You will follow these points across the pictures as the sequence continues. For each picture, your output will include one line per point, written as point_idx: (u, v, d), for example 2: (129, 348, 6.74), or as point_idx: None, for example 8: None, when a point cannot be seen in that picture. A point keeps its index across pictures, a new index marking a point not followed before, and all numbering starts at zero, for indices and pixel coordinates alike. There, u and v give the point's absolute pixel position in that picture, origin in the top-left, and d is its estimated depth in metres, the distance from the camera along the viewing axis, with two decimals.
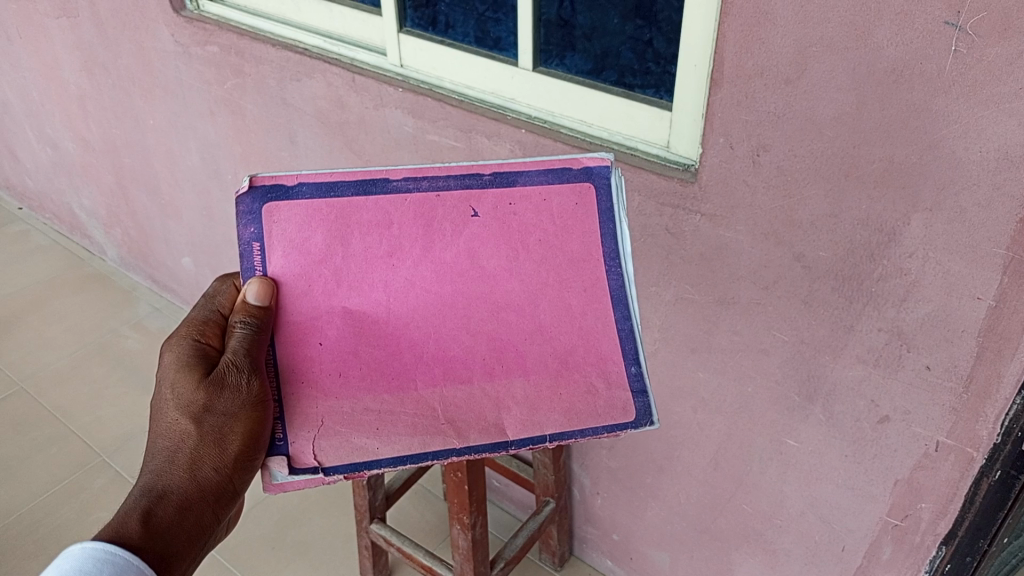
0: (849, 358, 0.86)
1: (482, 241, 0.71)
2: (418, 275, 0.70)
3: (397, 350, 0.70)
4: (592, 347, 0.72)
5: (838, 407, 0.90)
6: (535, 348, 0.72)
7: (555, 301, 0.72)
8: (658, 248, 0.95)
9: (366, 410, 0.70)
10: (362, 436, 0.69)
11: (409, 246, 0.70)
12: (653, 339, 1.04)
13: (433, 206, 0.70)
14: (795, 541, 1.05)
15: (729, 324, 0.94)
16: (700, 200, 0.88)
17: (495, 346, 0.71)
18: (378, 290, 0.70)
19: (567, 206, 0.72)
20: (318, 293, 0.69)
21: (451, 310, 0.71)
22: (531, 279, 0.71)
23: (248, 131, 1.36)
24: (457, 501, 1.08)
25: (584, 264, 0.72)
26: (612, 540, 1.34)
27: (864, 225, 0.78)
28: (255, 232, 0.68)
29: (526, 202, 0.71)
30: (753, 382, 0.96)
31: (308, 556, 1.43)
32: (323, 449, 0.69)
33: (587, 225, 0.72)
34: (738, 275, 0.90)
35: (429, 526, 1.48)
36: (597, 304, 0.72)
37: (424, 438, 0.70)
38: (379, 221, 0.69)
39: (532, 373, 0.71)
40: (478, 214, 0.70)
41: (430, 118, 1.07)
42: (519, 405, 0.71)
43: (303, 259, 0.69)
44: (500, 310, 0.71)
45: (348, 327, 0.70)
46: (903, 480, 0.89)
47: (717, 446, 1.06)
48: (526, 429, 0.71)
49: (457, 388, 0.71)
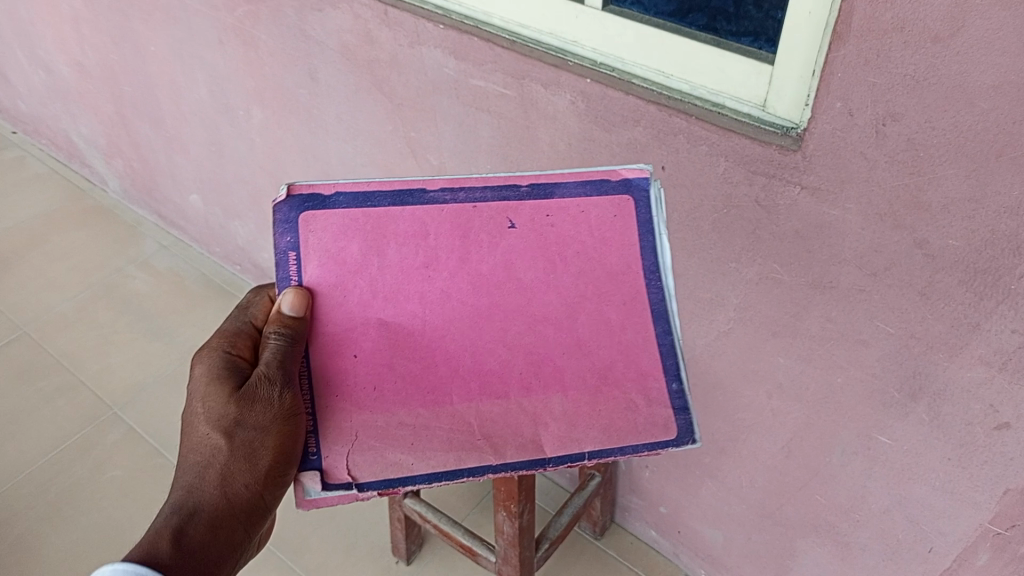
0: (969, 358, 0.75)
1: (520, 253, 0.68)
2: (454, 288, 0.68)
3: (432, 364, 0.68)
4: (631, 360, 0.70)
5: (946, 409, 0.80)
6: (574, 362, 0.69)
7: (593, 315, 0.69)
8: (744, 222, 0.83)
9: (401, 425, 0.67)
10: (397, 452, 0.67)
11: (444, 256, 0.68)
12: (726, 318, 0.92)
13: (470, 214, 0.68)
14: (873, 537, 0.97)
15: (821, 310, 0.83)
16: (803, 170, 0.75)
17: (533, 360, 0.69)
18: (414, 304, 0.67)
19: (606, 217, 0.69)
20: (354, 304, 0.67)
21: (487, 323, 0.68)
22: (569, 291, 0.69)
23: (262, 64, 1.21)
24: (504, 489, 0.98)
25: (624, 277, 0.70)
26: (659, 512, 1.26)
27: (1012, 213, 0.65)
28: (292, 241, 0.67)
29: (564, 214, 0.69)
30: (844, 373, 0.86)
31: (333, 522, 1.36)
32: (357, 465, 0.66)
33: (629, 235, 0.69)
34: (840, 257, 0.78)
35: (460, 490, 1.39)
36: (637, 319, 0.70)
37: (459, 454, 0.67)
38: (416, 232, 0.68)
39: (570, 389, 0.69)
40: (516, 226, 0.68)
41: (475, 60, 0.93)
42: (557, 421, 0.68)
43: (338, 269, 0.67)
44: (539, 323, 0.69)
45: (382, 338, 0.67)
46: (1016, 490, 0.80)
47: (792, 434, 0.96)
48: (565, 446, 0.68)
49: (493, 404, 0.68)
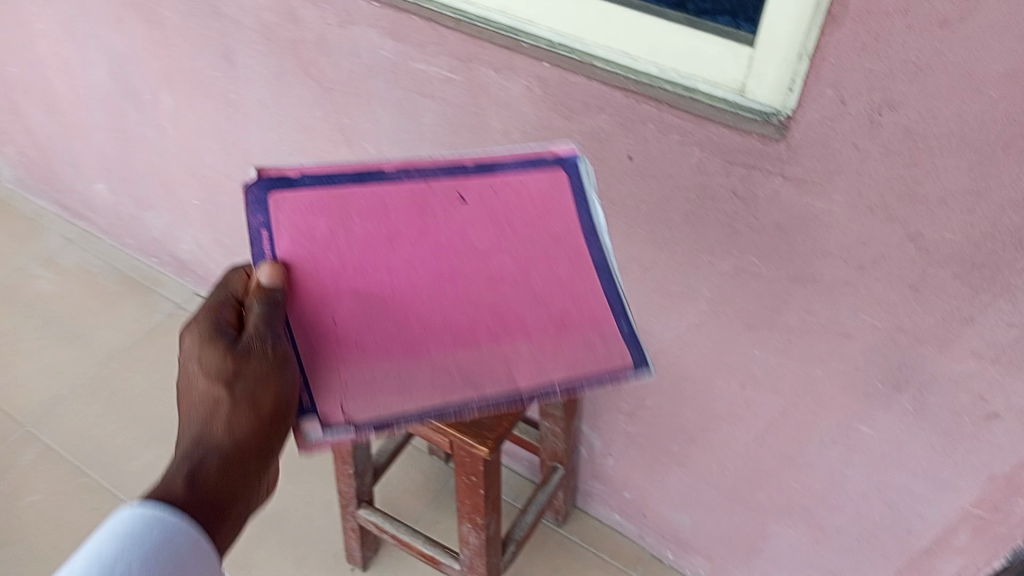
0: (960, 351, 0.72)
1: (473, 224, 0.65)
2: (417, 255, 0.64)
3: (405, 320, 0.62)
4: (584, 304, 0.66)
5: (932, 399, 0.77)
6: (535, 310, 0.64)
7: (545, 273, 0.66)
8: (719, 214, 0.77)
9: (384, 373, 0.60)
10: (383, 396, 0.59)
11: (403, 225, 0.64)
12: (699, 311, 0.88)
13: (421, 189, 0.65)
14: (849, 520, 0.95)
15: (802, 303, 0.79)
16: (787, 161, 0.70)
17: (497, 312, 0.64)
18: (380, 272, 0.63)
19: (546, 191, 0.67)
20: (325, 276, 0.62)
21: (450, 286, 0.64)
22: (520, 253, 0.66)
23: (169, 45, 1.08)
24: (470, 502, 0.93)
25: (566, 240, 0.67)
26: (623, 497, 1.22)
27: (1016, 206, 0.61)
28: (263, 221, 0.62)
29: (509, 190, 0.66)
30: (824, 365, 0.82)
31: (281, 532, 1.28)
32: (351, 405, 0.58)
33: (563, 204, 0.67)
34: (824, 250, 0.73)
35: (414, 487, 1.32)
36: (584, 276, 0.66)
37: (445, 392, 0.60)
38: (377, 210, 0.64)
39: (535, 334, 0.64)
40: (467, 200, 0.66)
41: (416, 42, 0.84)
42: (527, 360, 0.63)
43: (309, 244, 0.62)
44: (497, 282, 0.65)
45: (357, 302, 0.62)
46: (1000, 476, 0.78)
47: (766, 423, 0.93)
48: (538, 379, 0.62)
49: (467, 351, 0.62)
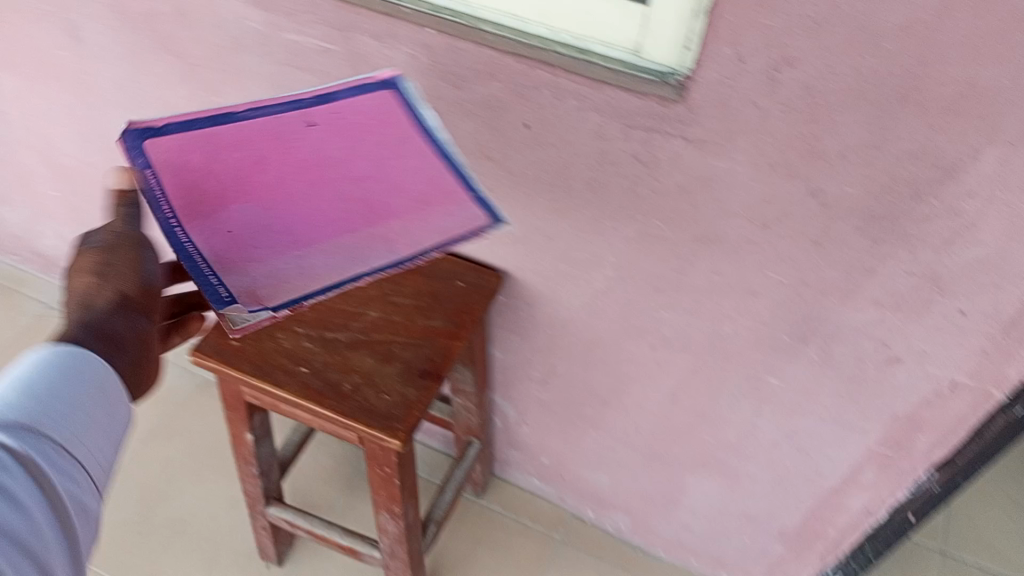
0: (863, 301, 0.73)
1: (326, 138, 0.69)
2: (285, 172, 0.68)
3: (288, 221, 0.68)
4: (438, 183, 0.72)
5: (838, 348, 0.78)
6: (396, 197, 0.71)
7: (397, 163, 0.71)
8: (621, 179, 0.75)
9: (287, 269, 0.65)
10: (296, 284, 0.65)
11: (270, 151, 0.68)
12: (606, 277, 0.86)
13: (272, 119, 0.67)
14: (762, 467, 0.97)
15: (708, 263, 0.78)
16: (687, 123, 0.68)
17: (366, 202, 0.71)
18: (257, 189, 0.67)
19: (387, 107, 0.71)
20: (208, 208, 0.65)
21: (320, 188, 0.69)
22: (372, 151, 0.71)
23: (3, 22, 0.97)
24: (386, 492, 0.90)
25: (409, 142, 0.71)
26: (540, 462, 1.22)
27: (913, 157, 0.61)
28: (145, 162, 0.63)
29: (355, 111, 0.70)
30: (733, 323, 0.82)
31: (187, 534, 1.21)
32: (267, 293, 0.63)
33: (399, 120, 0.71)
34: (728, 209, 0.72)
35: (325, 473, 1.28)
36: (430, 165, 0.72)
37: (344, 270, 0.67)
38: (241, 139, 0.67)
39: (404, 213, 0.71)
40: (318, 123, 0.68)
41: (287, 12, 0.77)
42: (405, 237, 0.70)
43: (186, 176, 0.65)
44: (360, 179, 0.71)
45: (247, 216, 0.67)
46: (903, 416, 0.81)
47: (678, 382, 0.93)
48: (417, 246, 0.69)
49: (350, 239, 0.69)
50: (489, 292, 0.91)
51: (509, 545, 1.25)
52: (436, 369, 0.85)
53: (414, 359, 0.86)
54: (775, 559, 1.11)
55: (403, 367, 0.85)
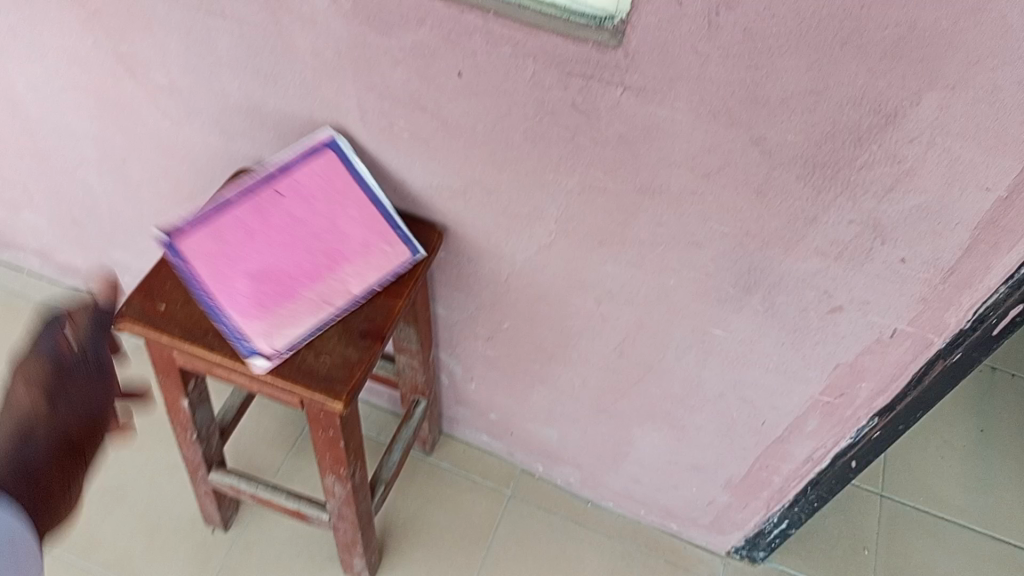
0: (806, 250, 0.72)
1: (295, 205, 0.84)
2: (270, 238, 0.83)
3: (273, 275, 0.81)
4: (376, 227, 0.86)
5: (781, 298, 0.77)
6: (352, 244, 0.84)
7: (348, 215, 0.85)
8: (560, 129, 0.72)
9: (282, 315, 0.80)
10: (291, 327, 0.79)
11: (249, 220, 0.83)
12: (548, 231, 0.84)
13: (255, 201, 0.84)
14: (709, 418, 0.97)
15: (651, 216, 0.76)
16: (626, 70, 0.65)
17: (329, 252, 0.83)
18: (252, 259, 0.81)
19: (329, 169, 0.84)
20: (218, 286, 0.80)
21: (296, 248, 0.83)
22: (330, 206, 0.84)
23: None
24: (331, 456, 0.88)
25: (354, 198, 0.85)
26: (488, 419, 1.21)
27: (855, 103, 0.60)
28: (178, 261, 0.81)
29: (311, 180, 0.84)
30: (677, 275, 0.81)
31: (129, 505, 1.18)
32: (271, 338, 0.78)
33: (342, 179, 0.85)
34: (670, 160, 0.70)
35: (270, 436, 1.25)
36: (372, 215, 0.86)
37: (319, 308, 0.81)
38: (236, 224, 0.83)
39: (359, 258, 0.84)
40: (285, 194, 0.84)
41: None
42: (360, 277, 0.83)
43: (205, 263, 0.81)
44: (323, 234, 0.84)
45: (244, 284, 0.80)
46: (845, 364, 0.81)
47: (624, 336, 0.92)
48: (367, 282, 0.83)
49: (321, 284, 0.82)
50: (430, 248, 0.88)
51: (461, 502, 1.24)
52: (377, 329, 0.82)
53: (354, 319, 0.82)
54: (723, 507, 1.12)
55: (342, 328, 0.81)
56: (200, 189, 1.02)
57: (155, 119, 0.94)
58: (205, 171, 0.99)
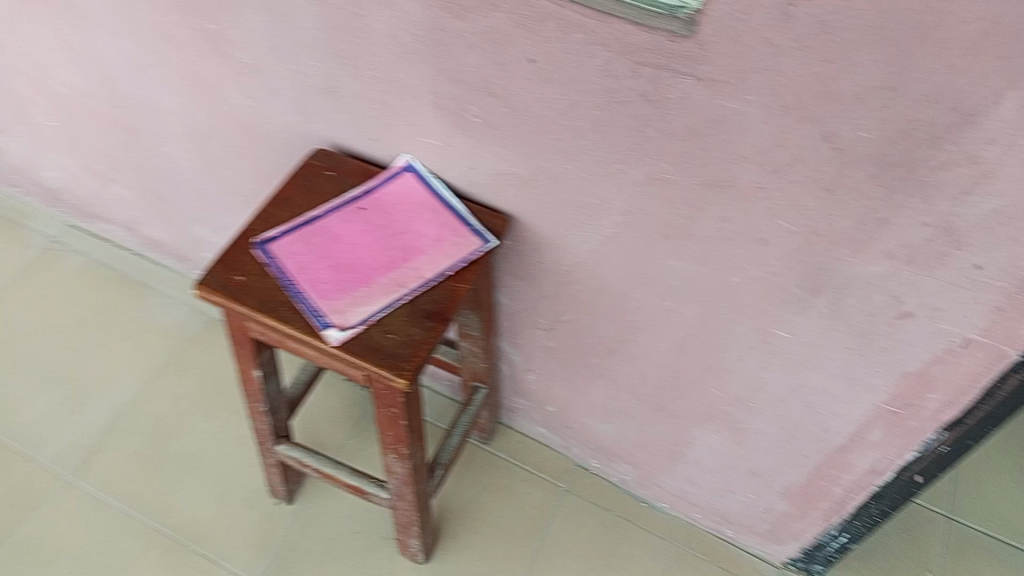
0: (875, 252, 0.70)
1: (375, 214, 0.89)
2: (353, 240, 0.87)
3: (353, 267, 0.85)
4: (450, 225, 0.89)
5: (848, 301, 0.76)
6: (426, 239, 0.88)
7: (424, 219, 0.89)
8: (629, 119, 0.72)
9: (359, 296, 0.82)
10: (366, 305, 0.82)
11: (333, 226, 0.88)
12: (613, 223, 0.84)
13: (340, 212, 0.90)
14: (769, 423, 0.96)
15: (717, 210, 0.76)
16: (697, 60, 0.65)
17: (405, 248, 0.87)
18: (335, 256, 0.86)
19: (408, 187, 0.91)
20: (303, 277, 0.84)
21: (375, 245, 0.87)
22: (409, 213, 0.89)
23: None
24: (391, 434, 0.90)
25: (431, 206, 0.90)
26: (547, 411, 1.21)
27: (933, 101, 0.58)
28: (267, 257, 0.85)
29: (392, 196, 0.91)
30: (742, 273, 0.80)
31: (198, 470, 1.23)
32: (347, 314, 0.81)
33: (419, 193, 0.91)
34: (738, 153, 0.70)
35: (336, 415, 1.29)
36: (446, 217, 0.90)
37: (393, 289, 0.83)
38: (321, 229, 0.88)
39: (432, 249, 0.87)
40: (367, 206, 0.90)
41: None
42: (432, 263, 0.86)
43: (291, 260, 0.85)
44: (401, 235, 0.88)
45: (327, 274, 0.84)
46: (913, 373, 0.79)
47: (685, 332, 0.91)
48: (439, 267, 0.85)
49: (397, 272, 0.85)
50: (497, 234, 0.89)
51: (516, 492, 1.25)
52: (442, 311, 0.82)
53: (419, 300, 0.83)
54: (780, 516, 1.10)
55: (408, 308, 0.82)
56: (278, 168, 1.06)
57: (239, 98, 0.99)
58: (284, 152, 1.03)
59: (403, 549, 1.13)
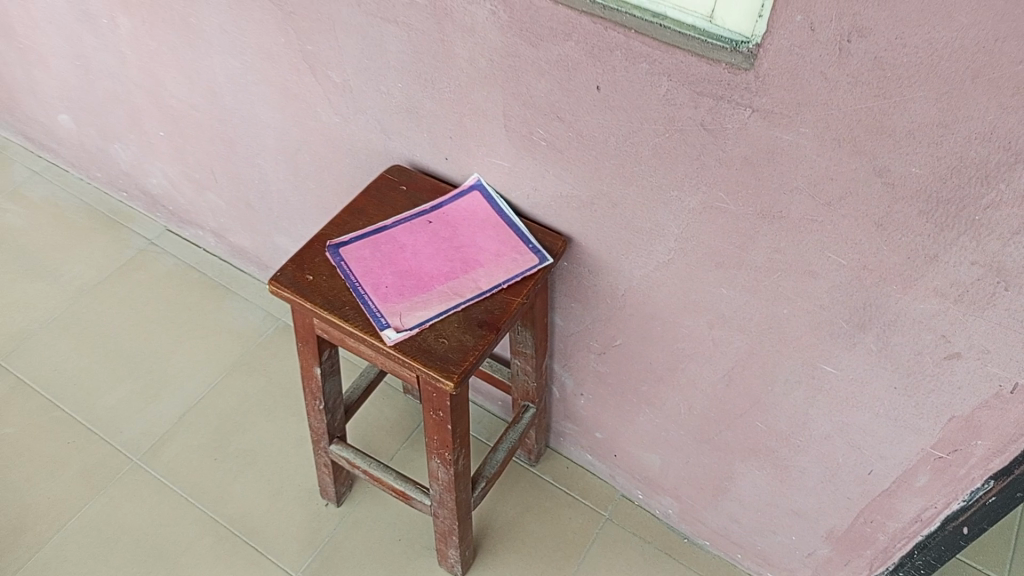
0: (923, 290, 0.71)
1: (441, 227, 0.94)
2: (417, 249, 0.92)
3: (415, 274, 0.89)
4: (511, 243, 0.92)
5: (896, 339, 0.76)
6: (486, 254, 0.91)
7: (486, 235, 0.93)
8: (688, 147, 0.75)
9: (417, 301, 0.87)
10: (422, 310, 0.86)
11: (401, 235, 0.93)
12: (667, 249, 0.86)
13: (409, 223, 0.94)
14: (814, 461, 0.95)
15: (769, 240, 0.77)
16: (755, 92, 0.68)
17: (466, 260, 0.91)
18: (400, 262, 0.90)
19: (474, 204, 0.95)
20: (368, 280, 0.89)
21: (437, 255, 0.91)
22: (472, 228, 0.93)
23: None
24: (438, 437, 0.93)
25: (494, 223, 0.94)
26: (594, 437, 1.23)
27: (983, 139, 0.59)
28: (337, 259, 0.91)
29: (459, 211, 0.95)
30: (791, 305, 0.81)
31: (255, 466, 1.28)
32: (404, 317, 0.85)
33: (484, 210, 0.95)
34: (791, 185, 0.72)
35: (389, 424, 1.33)
36: (507, 235, 0.93)
37: (450, 297, 0.87)
38: (389, 237, 0.93)
39: (490, 263, 0.90)
40: (435, 219, 0.94)
41: None
42: (489, 276, 0.89)
43: (359, 263, 0.90)
44: (462, 247, 0.92)
45: (390, 279, 0.89)
46: (960, 417, 0.78)
47: (733, 363, 0.92)
48: (495, 280, 0.89)
49: (455, 282, 0.89)
50: (554, 254, 0.92)
51: (557, 516, 1.26)
52: (494, 321, 0.86)
53: (474, 309, 0.87)
54: (822, 562, 1.08)
55: (463, 316, 0.86)
56: (356, 182, 1.12)
57: (327, 115, 1.05)
58: (362, 167, 1.08)
59: (442, 559, 1.16)
